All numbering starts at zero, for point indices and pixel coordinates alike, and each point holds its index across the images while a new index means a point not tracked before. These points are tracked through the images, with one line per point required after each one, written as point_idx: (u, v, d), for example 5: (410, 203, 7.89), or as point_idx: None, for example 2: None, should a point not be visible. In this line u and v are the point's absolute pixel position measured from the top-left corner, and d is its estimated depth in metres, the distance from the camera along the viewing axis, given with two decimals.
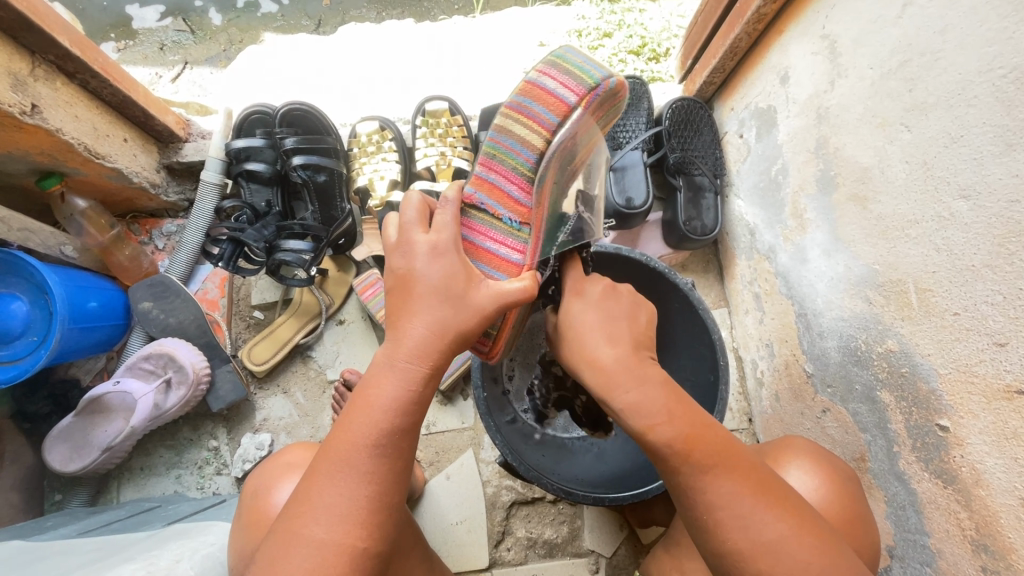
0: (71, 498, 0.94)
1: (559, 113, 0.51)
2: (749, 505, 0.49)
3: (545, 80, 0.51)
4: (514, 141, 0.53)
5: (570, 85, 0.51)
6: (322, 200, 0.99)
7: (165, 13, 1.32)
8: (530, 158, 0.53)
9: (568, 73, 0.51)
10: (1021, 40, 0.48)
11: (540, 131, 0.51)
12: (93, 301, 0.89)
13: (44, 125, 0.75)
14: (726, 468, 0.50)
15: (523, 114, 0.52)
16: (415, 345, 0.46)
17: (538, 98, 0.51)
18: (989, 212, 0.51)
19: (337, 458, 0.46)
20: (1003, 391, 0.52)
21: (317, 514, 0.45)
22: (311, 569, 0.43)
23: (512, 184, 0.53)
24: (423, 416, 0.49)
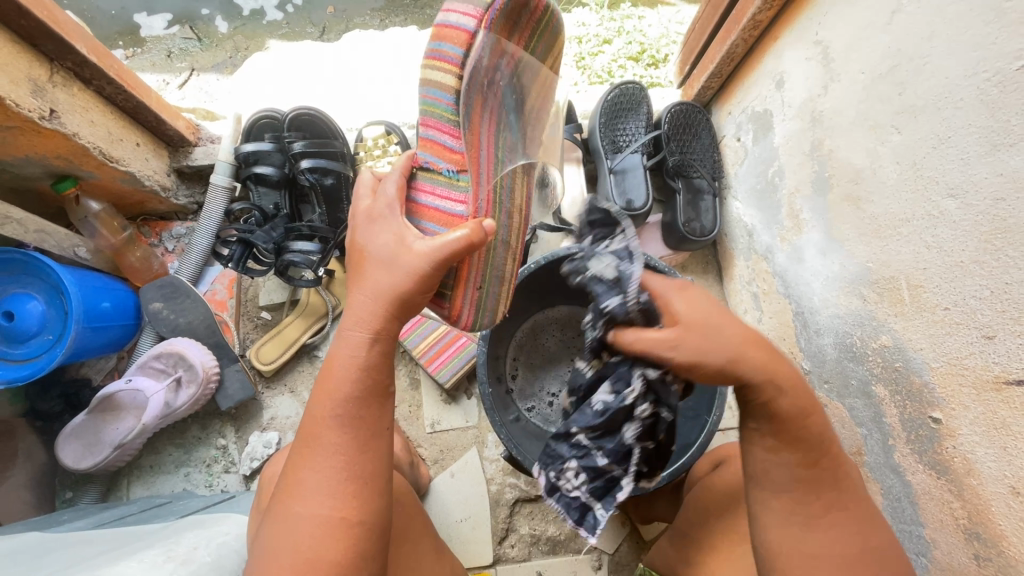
0: (81, 495, 0.96)
1: (464, 45, 0.55)
2: (820, 527, 0.48)
3: (449, 16, 0.55)
4: (433, 89, 0.57)
5: (468, 12, 0.55)
6: (329, 203, 1.00)
7: (173, 21, 1.35)
8: (450, 100, 0.56)
9: (469, 3, 0.55)
10: (1003, 45, 0.51)
11: (451, 67, 0.55)
12: (106, 302, 0.91)
13: (61, 129, 0.77)
14: (824, 490, 0.48)
15: (436, 59, 0.56)
16: (360, 311, 0.50)
17: (443, 38, 0.55)
18: (976, 210, 0.53)
19: (311, 435, 0.49)
20: (992, 382, 0.53)
21: (302, 491, 0.48)
22: (302, 544, 0.46)
23: (445, 130, 0.57)
24: (385, 382, 0.51)
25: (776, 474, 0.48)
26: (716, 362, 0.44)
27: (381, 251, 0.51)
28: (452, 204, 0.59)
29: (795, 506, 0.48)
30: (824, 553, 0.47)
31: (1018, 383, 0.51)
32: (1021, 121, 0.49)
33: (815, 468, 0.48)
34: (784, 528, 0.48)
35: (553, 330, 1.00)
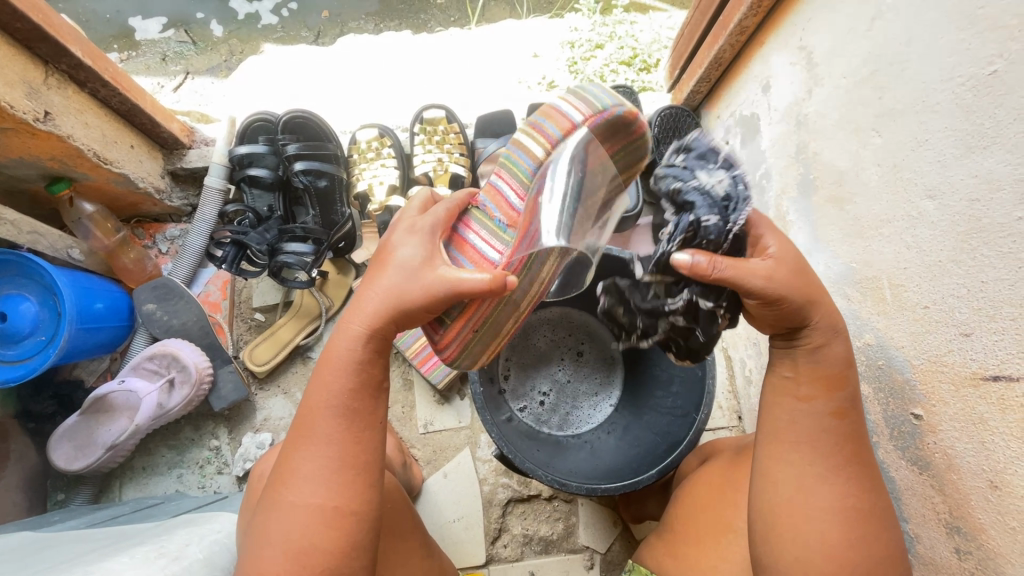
0: (74, 496, 0.96)
1: (566, 130, 0.55)
2: (838, 478, 0.50)
3: (560, 102, 0.56)
4: (520, 150, 0.57)
5: (580, 106, 0.55)
6: (323, 206, 1.03)
7: (167, 24, 1.35)
8: (531, 165, 0.56)
9: (584, 100, 0.56)
10: (976, 51, 0.52)
11: (546, 143, 0.55)
12: (99, 303, 0.91)
13: (56, 131, 0.78)
14: (847, 444, 0.51)
15: (536, 129, 0.56)
16: (366, 310, 0.49)
17: (549, 116, 0.56)
18: (953, 210, 0.55)
19: (306, 426, 0.49)
20: (970, 378, 0.55)
21: (297, 480, 0.48)
22: (297, 530, 0.47)
23: (512, 186, 0.57)
24: (381, 375, 0.52)
25: (797, 422, 0.52)
26: (764, 271, 0.48)
27: (404, 258, 0.50)
28: (483, 260, 0.56)
29: (813, 455, 0.51)
30: (836, 508, 0.50)
31: (994, 378, 0.52)
32: (993, 124, 0.50)
33: (842, 419, 0.52)
34: (796, 480, 0.51)
35: (545, 330, 1.01)
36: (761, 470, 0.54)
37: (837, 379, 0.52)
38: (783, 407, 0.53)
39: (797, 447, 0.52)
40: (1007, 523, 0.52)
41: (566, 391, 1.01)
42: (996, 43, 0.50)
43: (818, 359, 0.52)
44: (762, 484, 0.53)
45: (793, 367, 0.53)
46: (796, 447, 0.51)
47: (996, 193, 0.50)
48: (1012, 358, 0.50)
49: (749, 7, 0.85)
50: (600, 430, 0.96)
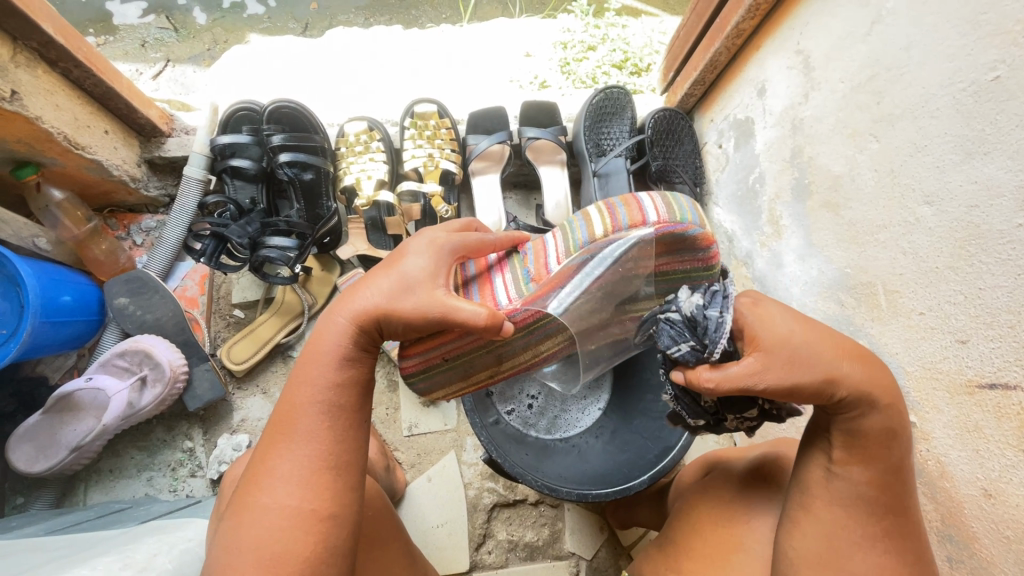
0: (34, 500, 0.90)
1: (634, 220, 0.53)
2: (875, 550, 0.45)
3: (646, 197, 0.55)
4: (585, 223, 0.54)
5: (659, 210, 0.54)
6: (308, 199, 0.99)
7: (147, 10, 1.30)
8: (585, 240, 0.54)
9: (666, 204, 0.55)
10: (978, 56, 0.52)
11: (611, 223, 0.54)
12: (67, 295, 0.86)
13: (23, 112, 0.73)
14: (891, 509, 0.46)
15: (608, 208, 0.55)
16: (358, 306, 0.49)
17: (628, 205, 0.54)
18: (951, 217, 0.55)
19: (286, 425, 0.48)
20: (966, 385, 0.54)
21: (270, 478, 0.46)
22: (264, 533, 0.44)
23: (559, 249, 0.55)
24: (365, 371, 0.51)
25: (841, 488, 0.46)
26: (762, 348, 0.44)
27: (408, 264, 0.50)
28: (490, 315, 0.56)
29: (848, 520, 0.46)
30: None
31: (990, 386, 0.52)
32: (994, 130, 0.50)
33: (891, 487, 0.46)
34: (825, 544, 0.46)
35: None
36: (789, 523, 0.49)
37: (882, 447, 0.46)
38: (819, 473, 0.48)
39: (833, 514, 0.46)
40: (1001, 532, 0.51)
41: (554, 394, 0.98)
42: (998, 49, 0.50)
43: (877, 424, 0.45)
44: (789, 532, 0.49)
45: (835, 432, 0.47)
46: (830, 508, 0.46)
47: (996, 200, 0.50)
48: (1011, 365, 0.49)
49: (746, 10, 0.84)
50: (588, 434, 0.95)
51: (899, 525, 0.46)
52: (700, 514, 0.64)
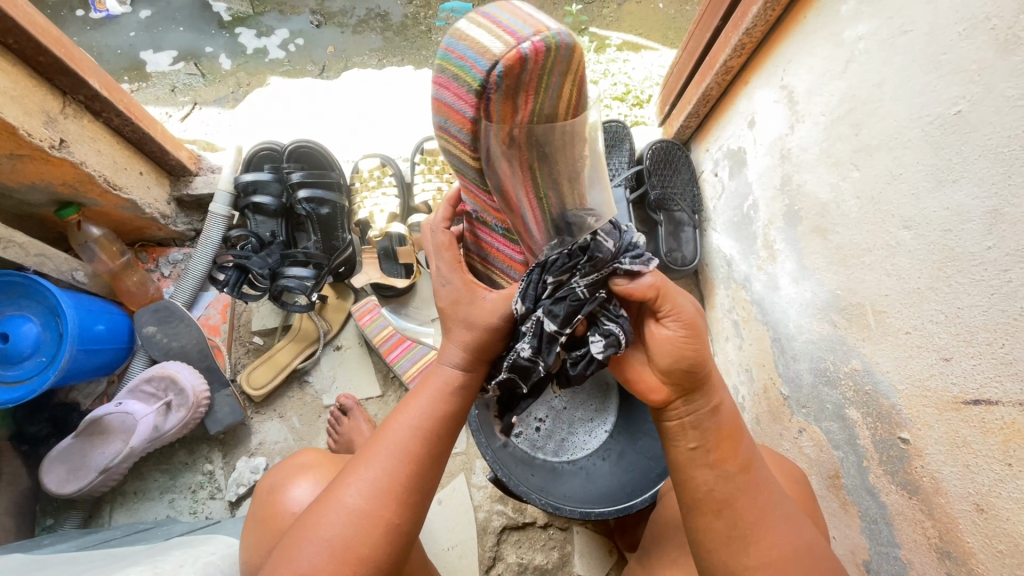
0: (63, 521, 0.95)
1: (467, 130, 0.46)
2: (762, 539, 0.51)
3: (440, 93, 0.46)
4: (455, 158, 0.51)
5: (461, 98, 0.44)
6: (325, 231, 1.05)
7: (178, 58, 1.41)
8: (474, 174, 0.52)
9: (454, 79, 0.44)
10: (942, 92, 0.56)
11: (463, 148, 0.48)
12: (101, 324, 0.92)
13: (70, 158, 0.81)
14: (761, 499, 0.53)
15: (448, 136, 0.48)
16: (461, 339, 0.56)
17: (447, 116, 0.47)
18: (928, 240, 0.58)
19: (384, 436, 0.54)
20: (952, 402, 0.56)
21: (358, 484, 0.52)
22: (342, 532, 0.50)
23: (483, 195, 0.55)
24: (460, 411, 0.57)
25: (717, 491, 0.53)
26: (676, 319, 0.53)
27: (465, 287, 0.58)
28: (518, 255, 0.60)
29: (735, 520, 0.52)
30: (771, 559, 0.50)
31: (975, 402, 0.53)
32: (961, 159, 0.54)
33: (747, 475, 0.53)
34: (723, 546, 0.52)
35: None
36: (695, 538, 0.54)
37: (729, 446, 0.54)
38: (702, 480, 0.53)
39: (722, 522, 0.52)
40: (995, 546, 0.51)
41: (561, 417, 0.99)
42: (959, 85, 0.54)
43: (713, 423, 0.54)
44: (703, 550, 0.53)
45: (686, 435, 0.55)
46: (720, 518, 0.52)
47: (966, 224, 0.53)
48: (992, 381, 0.51)
49: (733, 50, 0.90)
50: (594, 455, 0.95)
51: (777, 516, 0.53)
52: (669, 520, 0.68)
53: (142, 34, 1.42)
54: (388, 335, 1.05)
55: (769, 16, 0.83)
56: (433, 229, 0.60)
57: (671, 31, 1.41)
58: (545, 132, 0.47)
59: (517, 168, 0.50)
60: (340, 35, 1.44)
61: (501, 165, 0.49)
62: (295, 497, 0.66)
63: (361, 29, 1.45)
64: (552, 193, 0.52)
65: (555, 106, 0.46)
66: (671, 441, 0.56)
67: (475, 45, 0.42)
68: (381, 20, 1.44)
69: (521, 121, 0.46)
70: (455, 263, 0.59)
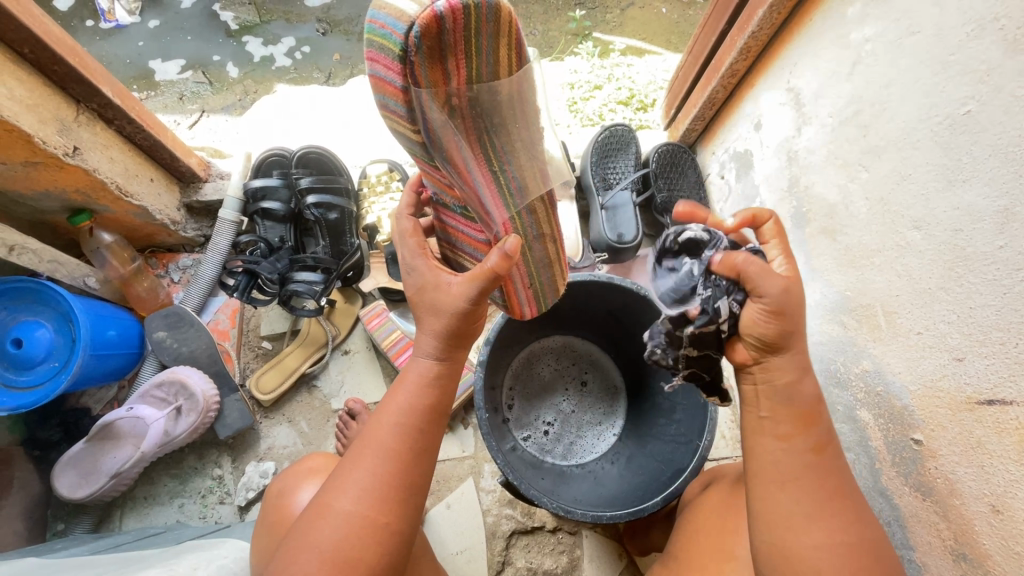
0: (74, 526, 0.95)
1: (401, 100, 0.48)
2: (827, 521, 0.49)
3: (374, 69, 0.48)
4: (401, 134, 0.53)
5: (389, 69, 0.46)
6: (333, 236, 1.06)
7: (186, 66, 1.43)
8: (420, 148, 0.54)
9: (381, 50, 0.46)
10: (950, 92, 0.56)
11: (404, 120, 0.50)
12: (112, 330, 0.93)
13: (83, 165, 0.82)
14: (832, 476, 0.50)
15: (389, 111, 0.51)
16: (430, 333, 0.57)
17: (383, 89, 0.49)
18: (938, 240, 0.58)
19: (367, 438, 0.54)
20: (965, 403, 0.56)
21: (347, 489, 0.52)
22: (338, 538, 0.50)
23: (435, 171, 0.57)
24: (441, 404, 0.58)
25: (787, 465, 0.50)
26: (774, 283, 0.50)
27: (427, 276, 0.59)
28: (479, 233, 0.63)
29: (802, 497, 0.49)
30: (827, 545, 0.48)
31: (989, 402, 0.53)
32: (970, 160, 0.54)
33: (820, 455, 0.50)
34: (785, 522, 0.49)
35: (549, 358, 1.03)
36: (755, 508, 0.52)
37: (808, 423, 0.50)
38: (773, 453, 0.51)
39: (786, 496, 0.50)
40: (1012, 548, 0.51)
41: (570, 421, 1.01)
42: (968, 86, 0.54)
43: (788, 397, 0.51)
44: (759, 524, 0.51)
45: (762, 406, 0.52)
46: (784, 491, 0.50)
47: (977, 224, 0.53)
48: (1005, 381, 0.51)
49: (738, 53, 0.90)
50: (604, 459, 0.96)
51: (844, 498, 0.50)
52: (696, 525, 0.67)
53: (151, 43, 1.44)
54: (396, 338, 1.05)
55: (774, 19, 0.83)
56: (399, 216, 0.63)
57: (675, 36, 1.42)
58: (486, 96, 0.52)
59: (461, 135, 0.54)
60: (346, 43, 1.46)
61: (444, 135, 0.53)
62: (299, 502, 0.66)
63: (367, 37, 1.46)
64: (507, 163, 0.58)
65: (489, 68, 0.49)
66: (745, 408, 0.54)
67: (393, 11, 0.44)
68: None
69: (456, 84, 0.49)
70: (419, 250, 0.60)
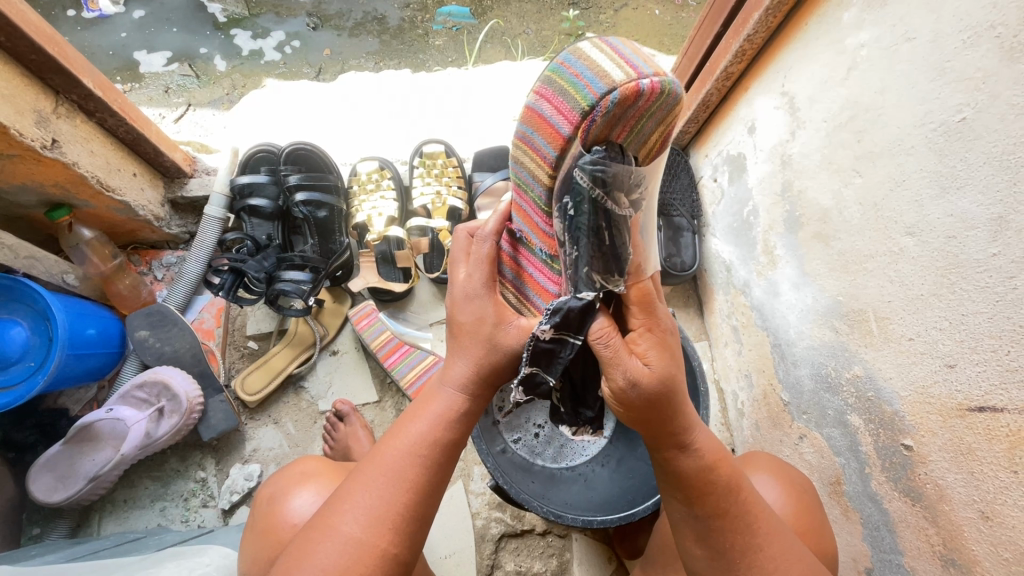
0: (50, 531, 0.92)
1: (555, 145, 0.49)
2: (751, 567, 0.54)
3: (542, 105, 0.49)
4: (527, 172, 0.54)
5: (563, 112, 0.48)
6: (322, 234, 1.04)
7: (172, 58, 1.40)
8: (543, 192, 0.53)
9: (563, 94, 0.48)
10: (945, 99, 0.56)
11: (542, 164, 0.51)
12: (92, 328, 0.91)
13: (62, 159, 0.79)
14: (741, 533, 0.54)
15: (527, 144, 0.52)
16: (458, 375, 0.55)
17: (540, 127, 0.51)
18: (931, 246, 0.58)
19: (378, 463, 0.53)
20: (957, 409, 0.56)
21: (354, 513, 0.51)
22: (342, 563, 0.49)
23: (538, 218, 0.56)
24: (460, 438, 0.57)
25: (694, 527, 0.55)
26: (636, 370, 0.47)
27: (474, 324, 0.54)
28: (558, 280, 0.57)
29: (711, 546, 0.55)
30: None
31: (980, 409, 0.53)
32: (965, 167, 0.54)
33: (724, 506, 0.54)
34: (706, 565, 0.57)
35: None
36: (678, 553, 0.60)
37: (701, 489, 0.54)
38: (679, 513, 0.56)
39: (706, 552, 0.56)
40: (1000, 554, 0.51)
41: None
42: (962, 93, 0.54)
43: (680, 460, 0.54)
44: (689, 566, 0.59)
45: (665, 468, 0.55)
46: (699, 544, 0.56)
47: (971, 231, 0.53)
48: (997, 388, 0.51)
49: (733, 56, 0.90)
50: (594, 461, 0.92)
51: (760, 545, 0.54)
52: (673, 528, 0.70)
53: (135, 34, 1.41)
54: (386, 339, 1.03)
55: (770, 23, 0.83)
56: (481, 238, 0.54)
57: (668, 38, 1.42)
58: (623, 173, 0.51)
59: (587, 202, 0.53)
60: (337, 38, 1.43)
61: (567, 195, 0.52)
62: (297, 507, 0.65)
63: (359, 32, 1.44)
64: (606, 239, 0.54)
65: (642, 148, 0.52)
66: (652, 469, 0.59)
67: (596, 69, 0.46)
68: (378, 23, 1.44)
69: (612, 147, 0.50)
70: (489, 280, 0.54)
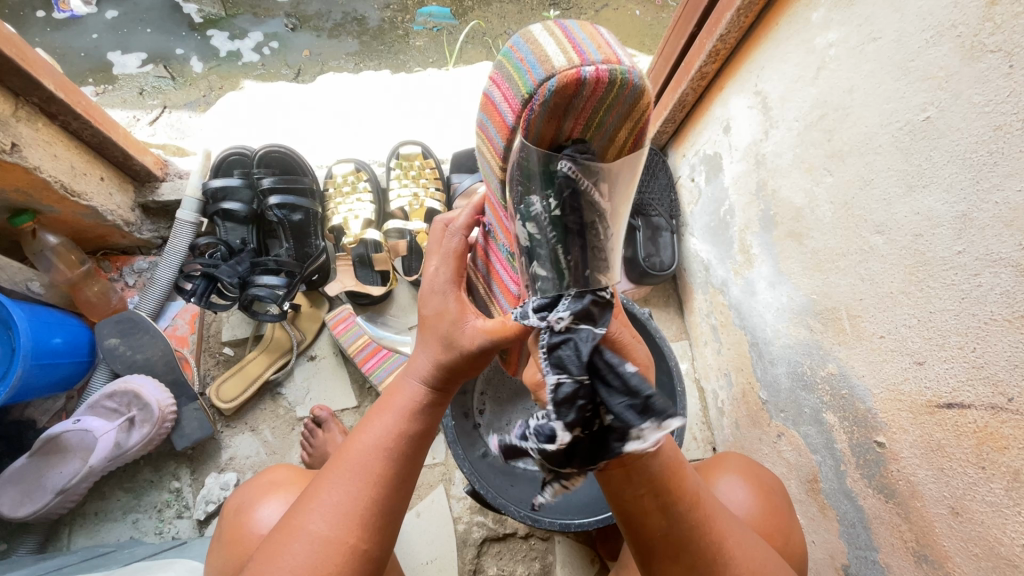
0: (17, 546, 0.90)
1: (503, 135, 0.51)
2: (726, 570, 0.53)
3: (493, 91, 0.51)
4: (487, 162, 0.56)
5: (508, 102, 0.48)
6: (297, 238, 1.03)
7: (146, 60, 1.37)
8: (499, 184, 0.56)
9: (509, 80, 0.48)
10: (910, 99, 0.56)
11: (495, 153, 0.53)
12: (58, 337, 0.88)
13: (23, 163, 0.77)
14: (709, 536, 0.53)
15: (485, 133, 0.54)
16: (421, 369, 0.55)
17: (493, 116, 0.52)
18: (900, 245, 0.58)
19: (345, 460, 0.52)
20: (927, 406, 0.56)
21: (321, 512, 0.50)
22: (307, 561, 0.48)
23: (501, 211, 0.58)
24: (428, 433, 0.56)
25: (671, 541, 0.52)
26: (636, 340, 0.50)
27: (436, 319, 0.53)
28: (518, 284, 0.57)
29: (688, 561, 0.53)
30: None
31: (949, 405, 0.53)
32: (930, 165, 0.54)
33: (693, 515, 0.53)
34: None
35: None
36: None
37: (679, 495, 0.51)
38: (656, 531, 0.52)
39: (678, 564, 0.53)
40: (970, 550, 0.51)
41: None
42: (927, 92, 0.55)
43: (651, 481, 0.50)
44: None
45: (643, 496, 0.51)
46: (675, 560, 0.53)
47: (937, 229, 0.54)
48: (964, 385, 0.51)
49: (707, 55, 0.90)
50: None
51: (728, 538, 0.54)
52: None
53: (107, 35, 1.37)
54: (363, 344, 1.02)
55: (742, 22, 0.83)
56: (451, 232, 0.57)
57: (648, 38, 1.42)
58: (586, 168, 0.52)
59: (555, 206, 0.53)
60: (316, 40, 1.41)
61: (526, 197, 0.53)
62: (263, 518, 0.63)
63: (338, 33, 1.42)
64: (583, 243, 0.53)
65: (604, 140, 0.51)
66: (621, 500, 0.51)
67: (539, 54, 0.46)
68: (357, 24, 1.42)
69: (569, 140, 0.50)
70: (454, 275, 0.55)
